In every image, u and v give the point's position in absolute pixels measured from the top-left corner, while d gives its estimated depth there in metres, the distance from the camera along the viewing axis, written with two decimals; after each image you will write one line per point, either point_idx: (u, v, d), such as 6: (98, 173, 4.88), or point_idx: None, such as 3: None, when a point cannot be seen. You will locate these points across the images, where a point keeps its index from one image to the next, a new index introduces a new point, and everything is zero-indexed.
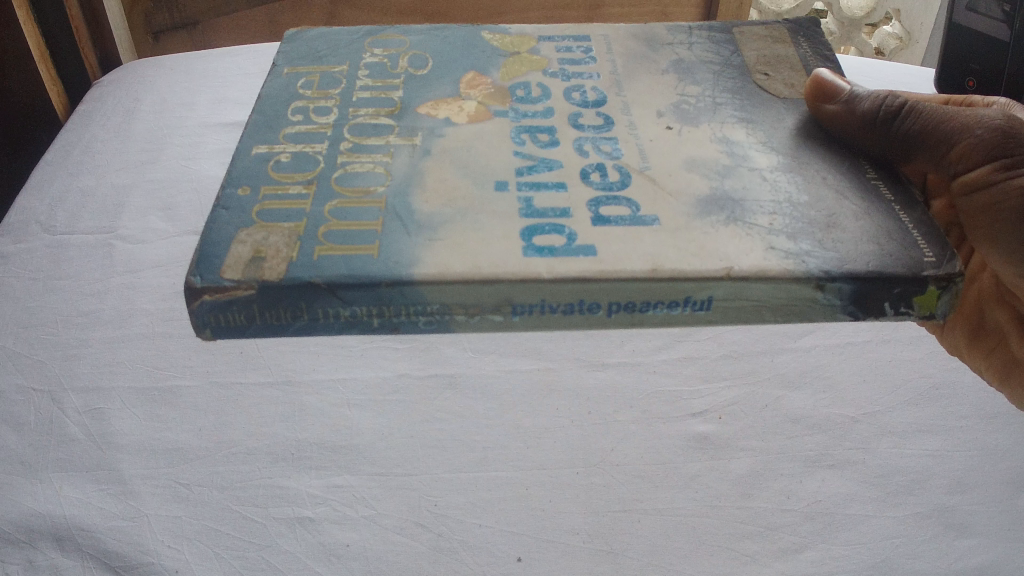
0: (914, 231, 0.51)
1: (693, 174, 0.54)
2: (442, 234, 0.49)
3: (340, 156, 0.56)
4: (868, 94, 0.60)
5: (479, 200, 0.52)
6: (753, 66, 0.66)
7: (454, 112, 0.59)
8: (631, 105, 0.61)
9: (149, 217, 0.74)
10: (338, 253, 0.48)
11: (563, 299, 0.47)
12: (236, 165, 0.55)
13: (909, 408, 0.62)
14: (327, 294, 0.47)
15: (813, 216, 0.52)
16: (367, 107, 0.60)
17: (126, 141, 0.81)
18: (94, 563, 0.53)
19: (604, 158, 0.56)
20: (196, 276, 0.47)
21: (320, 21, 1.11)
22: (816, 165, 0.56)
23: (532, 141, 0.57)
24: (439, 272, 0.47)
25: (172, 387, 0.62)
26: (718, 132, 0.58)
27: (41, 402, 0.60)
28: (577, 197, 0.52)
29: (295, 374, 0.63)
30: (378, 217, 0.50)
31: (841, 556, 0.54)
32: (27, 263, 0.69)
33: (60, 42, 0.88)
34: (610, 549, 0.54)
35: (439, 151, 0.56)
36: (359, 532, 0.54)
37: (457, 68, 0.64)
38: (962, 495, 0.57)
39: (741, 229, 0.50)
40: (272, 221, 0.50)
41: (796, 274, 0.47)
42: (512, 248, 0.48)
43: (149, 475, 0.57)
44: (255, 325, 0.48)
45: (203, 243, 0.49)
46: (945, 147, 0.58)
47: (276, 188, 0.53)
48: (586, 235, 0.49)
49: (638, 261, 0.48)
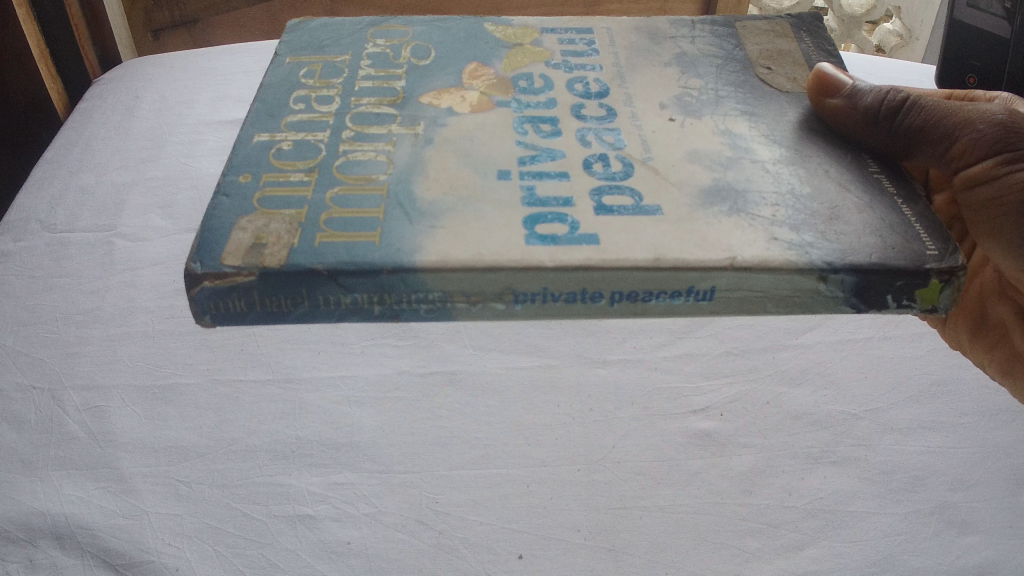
0: (916, 224, 0.50)
1: (696, 165, 0.54)
2: (444, 222, 0.49)
3: (342, 145, 0.55)
4: (870, 88, 0.60)
5: (482, 189, 0.52)
6: (756, 60, 0.66)
7: (457, 103, 0.59)
8: (633, 97, 0.61)
9: (149, 215, 0.74)
10: (340, 240, 0.48)
11: (566, 288, 0.47)
12: (238, 153, 0.55)
13: (910, 404, 0.62)
14: (329, 282, 0.47)
15: (816, 208, 0.51)
16: (369, 97, 0.60)
17: (126, 139, 0.81)
18: (94, 561, 0.53)
19: (606, 148, 0.56)
20: (197, 262, 0.47)
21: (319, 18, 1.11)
22: (818, 159, 0.56)
23: (535, 131, 0.57)
24: (441, 260, 0.47)
25: (172, 385, 0.62)
26: (721, 124, 0.58)
27: (41, 400, 0.60)
28: (580, 186, 0.52)
29: (295, 371, 0.63)
30: (380, 205, 0.50)
31: (843, 553, 0.54)
32: (27, 262, 0.69)
33: (60, 40, 0.88)
34: (611, 546, 0.54)
35: (441, 140, 0.55)
36: (359, 530, 0.54)
37: (459, 60, 0.64)
38: (963, 492, 0.57)
39: (744, 220, 0.50)
40: (273, 208, 0.50)
41: (799, 265, 0.47)
42: (515, 236, 0.48)
43: (149, 473, 0.57)
44: (256, 312, 0.48)
45: (205, 229, 0.49)
46: (947, 141, 0.58)
47: (278, 176, 0.53)
48: (589, 223, 0.49)
49: (640, 250, 0.47)
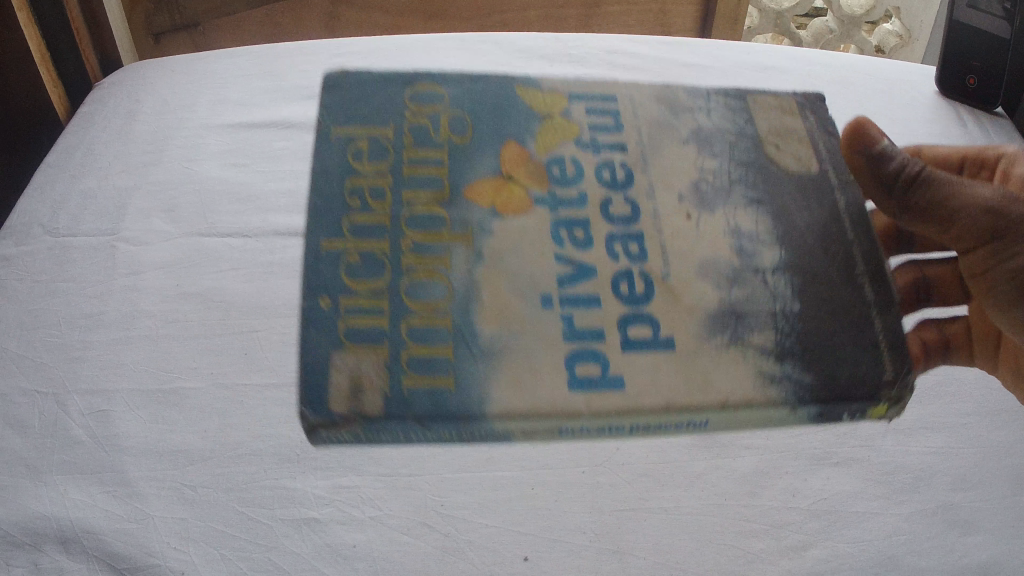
0: (884, 350, 0.52)
1: (707, 279, 0.54)
2: (504, 359, 0.50)
3: (408, 235, 0.55)
4: (896, 150, 0.58)
5: (530, 319, 0.52)
6: (766, 135, 0.62)
7: (489, 172, 0.58)
8: (650, 153, 0.60)
9: (152, 218, 0.74)
10: (420, 355, 0.50)
11: (603, 429, 0.50)
12: (312, 269, 0.54)
13: (918, 404, 0.62)
14: (412, 424, 0.49)
15: (796, 326, 0.53)
16: (425, 142, 0.60)
17: (127, 142, 0.81)
18: (99, 565, 0.54)
19: (634, 263, 0.54)
20: (307, 413, 0.48)
21: (318, 15, 1.15)
22: (809, 249, 0.56)
23: (570, 239, 0.55)
24: (515, 417, 0.49)
25: (176, 388, 0.62)
26: (731, 218, 0.57)
27: (45, 404, 0.60)
28: (608, 314, 0.52)
29: (297, 373, 0.63)
30: (448, 339, 0.51)
31: (846, 553, 0.55)
32: (30, 266, 0.69)
33: (60, 45, 0.89)
34: (617, 548, 0.54)
35: (502, 231, 0.55)
36: (364, 533, 0.55)
37: (479, 87, 0.63)
38: (963, 492, 0.57)
39: (738, 354, 0.51)
40: (359, 346, 0.50)
41: (769, 398, 0.50)
42: (557, 381, 0.50)
43: (154, 477, 0.57)
44: (343, 441, 0.50)
45: (306, 374, 0.49)
46: (947, 224, 0.58)
47: (357, 300, 0.52)
48: (625, 357, 0.51)
49: (663, 397, 0.50)
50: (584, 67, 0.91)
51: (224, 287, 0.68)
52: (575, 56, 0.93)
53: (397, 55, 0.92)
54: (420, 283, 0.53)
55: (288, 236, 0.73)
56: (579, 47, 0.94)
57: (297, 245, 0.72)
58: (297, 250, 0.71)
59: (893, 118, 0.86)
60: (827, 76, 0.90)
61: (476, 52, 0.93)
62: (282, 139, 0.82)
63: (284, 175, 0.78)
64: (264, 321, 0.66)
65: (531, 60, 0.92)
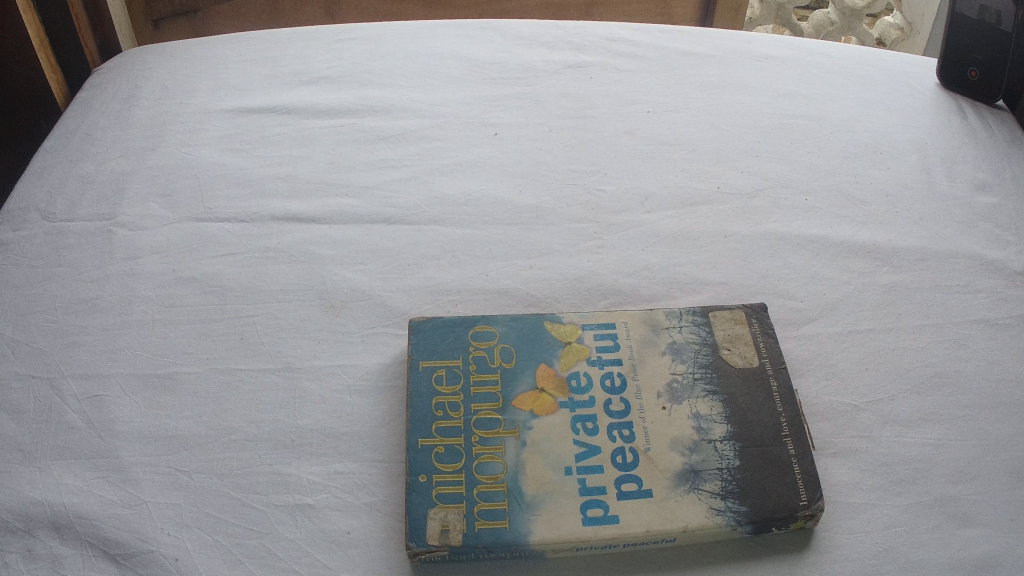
0: (802, 481, 0.55)
1: (678, 443, 0.56)
2: (546, 503, 0.53)
3: (442, 409, 0.57)
4: None
5: (560, 470, 0.54)
6: (735, 318, 0.63)
7: (508, 353, 0.61)
8: (624, 316, 0.63)
9: (149, 203, 0.74)
10: (491, 490, 0.53)
11: (597, 553, 0.53)
12: (333, 465, 0.57)
13: (912, 396, 0.62)
14: (476, 545, 0.51)
15: (750, 475, 0.55)
16: (450, 322, 0.63)
17: (126, 129, 0.81)
18: (92, 551, 0.52)
19: (624, 422, 0.57)
20: (411, 543, 0.51)
21: (320, 7, 1.23)
22: (746, 350, 0.61)
23: (570, 399, 0.58)
24: (561, 542, 0.51)
25: (172, 373, 0.61)
26: (690, 361, 0.60)
27: (40, 389, 0.60)
28: (608, 466, 0.54)
29: (294, 359, 0.62)
30: (503, 484, 0.54)
31: (844, 545, 0.54)
32: (27, 251, 0.69)
33: (59, 32, 0.92)
34: None
35: (532, 390, 0.58)
36: (359, 519, 0.54)
37: (478, 267, 0.69)
38: (963, 484, 0.57)
39: (695, 491, 0.54)
40: (423, 503, 0.53)
41: (750, 512, 0.53)
42: (577, 519, 0.52)
43: (149, 462, 0.56)
44: (423, 510, 0.53)
45: (366, 552, 0.53)
46: None
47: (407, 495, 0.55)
48: (621, 498, 0.53)
49: (665, 522, 0.52)
50: (583, 54, 0.91)
51: (221, 273, 0.68)
52: (575, 43, 0.92)
53: (396, 42, 0.92)
54: (461, 431, 0.56)
55: (286, 221, 0.72)
56: (578, 35, 0.93)
57: (294, 231, 0.72)
58: (294, 235, 0.71)
59: (893, 110, 0.87)
60: (825, 66, 0.91)
61: (475, 39, 0.92)
62: (280, 124, 0.82)
63: (282, 161, 0.78)
64: (260, 307, 0.66)
65: (531, 47, 0.92)
